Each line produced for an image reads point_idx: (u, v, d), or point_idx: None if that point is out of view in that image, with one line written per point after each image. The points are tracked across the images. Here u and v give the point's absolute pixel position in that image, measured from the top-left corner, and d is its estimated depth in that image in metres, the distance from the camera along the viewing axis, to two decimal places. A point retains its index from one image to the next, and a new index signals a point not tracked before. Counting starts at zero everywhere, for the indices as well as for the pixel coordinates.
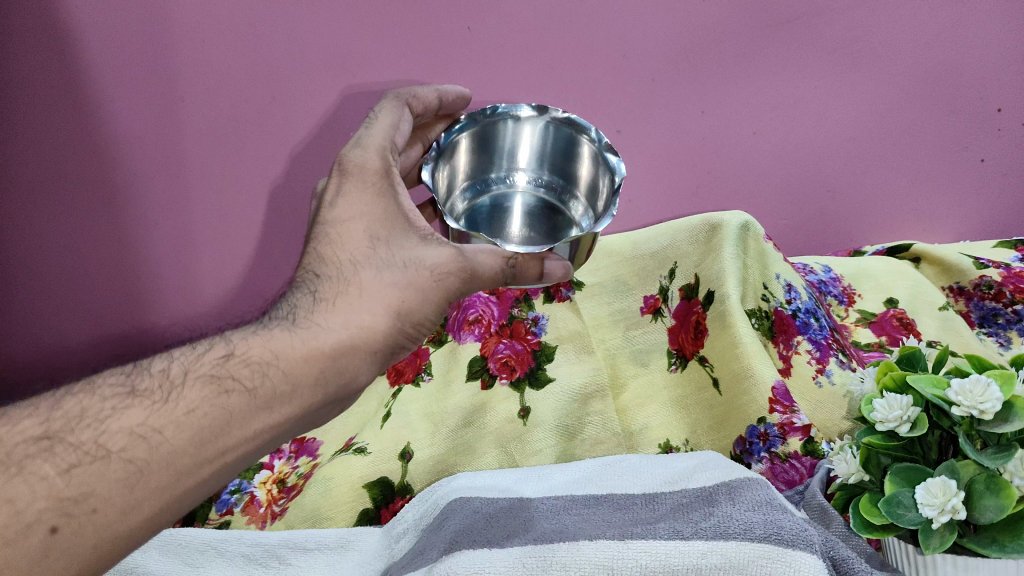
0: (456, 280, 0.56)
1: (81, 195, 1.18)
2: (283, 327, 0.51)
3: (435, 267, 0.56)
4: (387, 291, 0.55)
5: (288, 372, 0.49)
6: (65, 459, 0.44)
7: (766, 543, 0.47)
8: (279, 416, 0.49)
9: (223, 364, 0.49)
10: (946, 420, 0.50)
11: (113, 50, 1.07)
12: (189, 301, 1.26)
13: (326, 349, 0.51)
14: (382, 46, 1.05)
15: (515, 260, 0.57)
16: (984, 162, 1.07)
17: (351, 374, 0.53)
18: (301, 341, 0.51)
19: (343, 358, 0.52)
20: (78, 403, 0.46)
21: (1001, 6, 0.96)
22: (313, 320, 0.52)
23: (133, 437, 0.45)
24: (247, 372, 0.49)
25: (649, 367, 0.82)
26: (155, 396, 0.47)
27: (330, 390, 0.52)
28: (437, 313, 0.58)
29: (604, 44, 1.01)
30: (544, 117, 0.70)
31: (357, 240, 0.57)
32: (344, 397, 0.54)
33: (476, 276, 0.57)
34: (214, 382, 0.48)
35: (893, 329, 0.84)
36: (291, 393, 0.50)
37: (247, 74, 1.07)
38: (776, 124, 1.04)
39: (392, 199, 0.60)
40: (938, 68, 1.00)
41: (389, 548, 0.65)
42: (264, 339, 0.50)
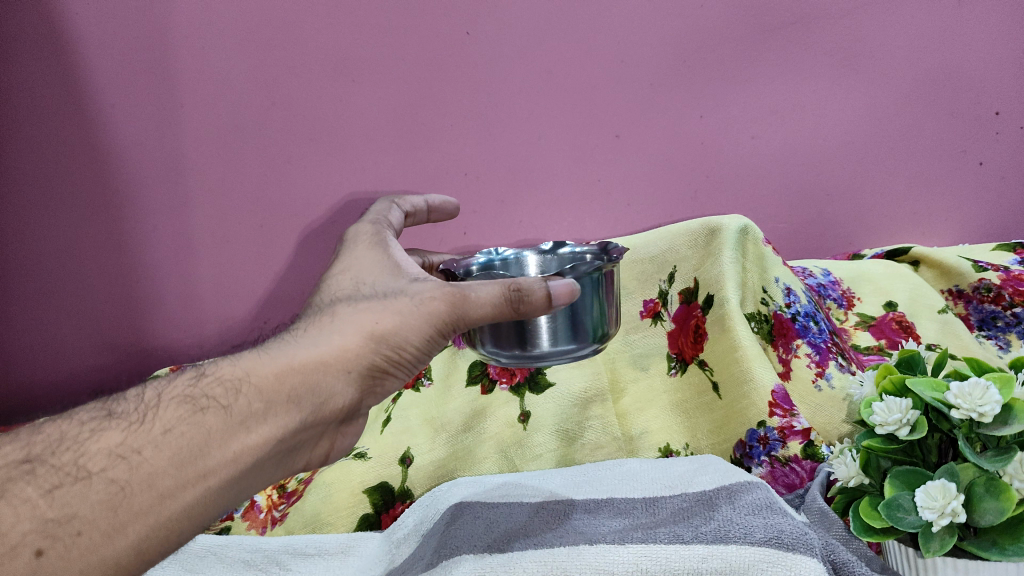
0: (443, 307, 0.53)
1: (87, 199, 1.20)
2: (253, 352, 0.51)
3: (422, 297, 0.54)
4: (362, 314, 0.53)
5: (261, 388, 0.48)
6: (48, 480, 0.43)
7: (767, 546, 0.46)
8: (255, 436, 0.47)
9: (195, 384, 0.48)
10: (945, 423, 0.50)
11: (133, 58, 1.12)
12: (179, 314, 1.22)
13: (298, 364, 0.50)
14: (388, 51, 1.08)
15: (519, 285, 0.52)
16: (983, 165, 1.04)
17: (326, 394, 0.50)
18: (272, 359, 0.50)
19: (318, 375, 0.50)
20: (58, 429, 0.46)
21: (985, 12, 0.99)
22: (287, 341, 0.52)
23: (112, 457, 0.44)
24: (221, 390, 0.48)
25: (648, 371, 0.82)
26: (132, 417, 0.46)
27: (307, 410, 0.49)
28: (427, 343, 0.54)
29: (601, 49, 1.04)
30: (549, 256, 0.66)
31: (341, 282, 0.57)
32: (323, 419, 0.51)
33: (467, 305, 0.53)
34: (190, 401, 0.47)
35: (893, 333, 0.84)
36: (265, 410, 0.48)
37: (254, 80, 1.11)
38: (775, 128, 1.05)
39: (383, 252, 0.61)
40: (931, 71, 1.01)
41: (389, 553, 0.64)
42: (236, 361, 0.50)
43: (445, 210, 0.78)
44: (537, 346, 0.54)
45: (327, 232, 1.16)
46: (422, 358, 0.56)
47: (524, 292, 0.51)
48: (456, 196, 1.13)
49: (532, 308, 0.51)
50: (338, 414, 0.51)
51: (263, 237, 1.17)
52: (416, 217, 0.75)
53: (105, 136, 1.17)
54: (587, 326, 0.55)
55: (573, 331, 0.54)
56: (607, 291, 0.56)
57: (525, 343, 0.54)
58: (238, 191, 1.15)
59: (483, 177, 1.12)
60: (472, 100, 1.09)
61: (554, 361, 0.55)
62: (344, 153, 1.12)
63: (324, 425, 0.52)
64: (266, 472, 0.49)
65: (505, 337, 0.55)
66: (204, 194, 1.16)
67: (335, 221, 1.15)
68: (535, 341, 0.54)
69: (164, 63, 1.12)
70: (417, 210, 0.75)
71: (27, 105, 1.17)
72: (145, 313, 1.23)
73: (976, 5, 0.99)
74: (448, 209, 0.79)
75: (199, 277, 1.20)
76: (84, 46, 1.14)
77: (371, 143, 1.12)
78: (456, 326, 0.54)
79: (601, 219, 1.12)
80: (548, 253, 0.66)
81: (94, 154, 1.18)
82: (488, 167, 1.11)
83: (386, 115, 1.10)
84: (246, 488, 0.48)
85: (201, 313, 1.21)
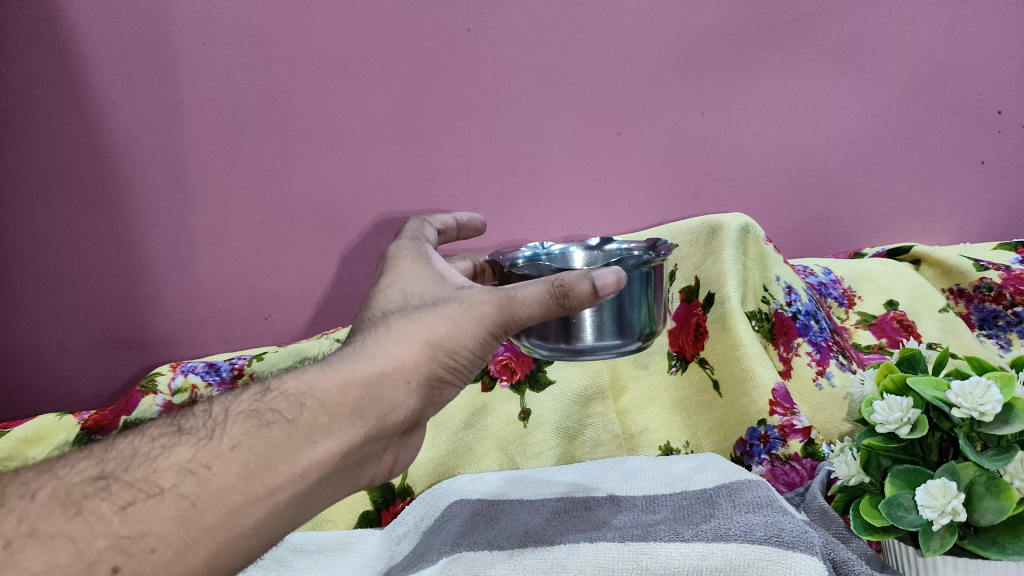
0: (492, 310, 0.52)
1: (82, 195, 1.18)
2: (316, 364, 0.49)
3: (471, 302, 0.52)
4: (418, 323, 0.51)
5: (324, 402, 0.46)
6: (121, 497, 0.42)
7: (767, 545, 0.46)
8: (321, 450, 0.45)
9: (261, 399, 0.47)
10: (945, 422, 0.50)
11: (131, 53, 1.12)
12: (180, 311, 1.21)
13: (359, 376, 0.48)
14: (389, 47, 1.08)
15: (563, 281, 0.51)
16: (984, 164, 1.06)
17: (389, 405, 0.48)
18: (334, 371, 0.48)
19: (381, 385, 0.48)
20: (130, 444, 0.45)
21: (981, 12, 1.01)
22: (347, 354, 0.50)
23: (182, 473, 0.43)
24: (286, 404, 0.46)
25: (648, 370, 0.82)
26: (200, 433, 0.45)
27: (371, 422, 0.47)
28: (481, 349, 0.52)
29: (602, 46, 1.04)
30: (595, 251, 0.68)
31: (389, 295, 0.55)
32: (386, 432, 0.49)
33: (515, 305, 0.52)
34: (256, 416, 0.46)
35: (893, 331, 0.84)
36: (329, 424, 0.46)
37: (253, 76, 1.10)
38: (776, 126, 1.05)
39: (426, 262, 0.59)
40: (931, 70, 1.03)
41: (389, 551, 0.64)
42: (299, 374, 0.48)
43: (473, 230, 0.78)
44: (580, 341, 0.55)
45: (330, 229, 1.16)
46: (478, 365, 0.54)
47: (568, 287, 0.51)
48: (457, 193, 1.13)
49: (577, 302, 0.51)
50: (400, 427, 0.49)
51: (263, 234, 1.17)
52: (447, 236, 0.74)
53: (103, 133, 1.15)
54: (632, 320, 0.55)
55: (617, 325, 0.55)
56: (655, 296, 0.57)
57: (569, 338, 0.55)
58: (239, 188, 1.15)
59: (484, 174, 1.12)
60: (472, 97, 1.09)
61: (598, 356, 0.55)
62: (345, 150, 1.12)
63: (386, 438, 0.50)
64: (331, 488, 0.47)
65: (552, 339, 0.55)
66: (203, 190, 1.15)
67: (337, 218, 1.15)
68: (578, 334, 0.54)
69: (164, 59, 1.11)
70: (447, 228, 0.74)
71: (22, 100, 1.15)
72: (145, 311, 1.22)
73: (979, 5, 1.01)
74: (478, 228, 0.78)
75: (201, 274, 1.19)
76: (79, 40, 1.12)
77: (372, 140, 1.11)
78: (506, 329, 0.53)
79: (602, 217, 1.12)
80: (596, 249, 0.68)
81: (92, 151, 1.16)
82: (488, 164, 1.11)
83: (388, 112, 1.10)
84: (313, 502, 0.46)
85: (203, 311, 1.21)
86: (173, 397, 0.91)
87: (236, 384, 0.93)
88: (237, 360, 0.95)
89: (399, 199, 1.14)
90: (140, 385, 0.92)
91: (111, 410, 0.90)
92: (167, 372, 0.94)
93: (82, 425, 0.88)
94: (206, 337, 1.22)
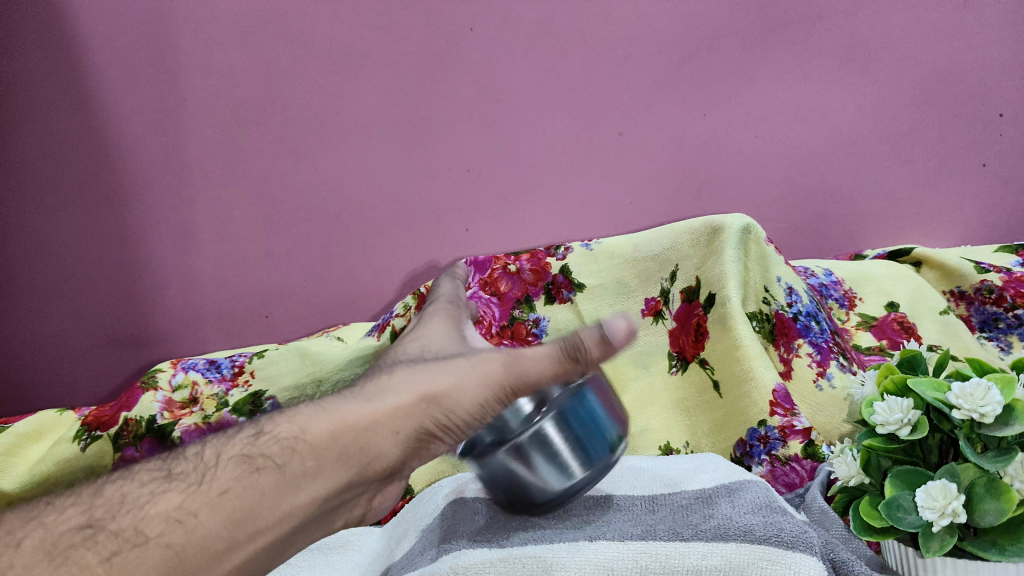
0: (498, 366, 0.52)
1: (83, 192, 1.18)
2: (310, 407, 0.50)
3: (477, 357, 0.53)
4: (422, 375, 0.52)
5: (313, 448, 0.47)
6: (106, 547, 0.43)
7: (767, 544, 0.46)
8: (303, 496, 0.47)
9: (253, 443, 0.48)
10: (946, 423, 0.50)
11: (134, 52, 1.12)
12: (181, 308, 1.21)
13: (350, 422, 0.48)
14: (391, 46, 1.08)
15: (572, 337, 0.51)
16: (986, 167, 1.06)
17: (375, 456, 0.48)
18: (327, 416, 0.49)
19: (371, 435, 0.48)
20: (119, 489, 0.46)
21: (981, 15, 1.01)
22: (343, 399, 0.51)
23: (169, 521, 0.44)
24: (275, 449, 0.47)
25: (649, 370, 0.82)
26: (190, 479, 0.46)
27: (352, 470, 0.48)
28: (485, 399, 0.52)
29: (604, 46, 1.04)
30: None
31: (408, 349, 0.59)
32: (368, 479, 0.50)
33: (520, 361, 0.52)
34: (247, 461, 0.47)
35: (893, 333, 0.84)
36: (315, 469, 0.47)
37: (255, 74, 1.11)
38: (776, 128, 1.05)
39: (455, 330, 0.65)
40: (932, 72, 1.03)
41: (390, 549, 0.63)
42: (292, 417, 0.49)
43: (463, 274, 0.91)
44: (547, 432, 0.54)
45: (330, 228, 1.16)
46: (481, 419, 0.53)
47: (579, 343, 0.50)
48: (457, 192, 1.13)
49: (587, 357, 0.50)
50: (382, 473, 0.49)
51: (264, 232, 1.16)
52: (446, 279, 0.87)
53: (105, 130, 1.15)
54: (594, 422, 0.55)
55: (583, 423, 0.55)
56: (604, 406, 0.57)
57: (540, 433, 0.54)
58: (240, 186, 1.15)
59: (484, 174, 1.12)
60: (474, 96, 1.09)
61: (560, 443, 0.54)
62: (346, 149, 1.12)
63: (369, 483, 0.50)
64: (308, 528, 0.49)
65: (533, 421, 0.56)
66: (204, 188, 1.15)
67: (337, 216, 1.15)
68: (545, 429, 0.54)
69: (166, 57, 1.12)
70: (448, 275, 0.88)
71: (25, 97, 1.15)
72: (145, 308, 1.22)
73: (981, 8, 1.01)
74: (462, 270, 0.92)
75: (201, 271, 1.19)
76: (82, 38, 1.12)
77: (373, 139, 1.11)
78: (513, 390, 0.52)
79: (602, 217, 1.12)
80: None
81: (93, 148, 1.16)
82: (489, 164, 1.11)
83: (389, 110, 1.10)
84: (288, 542, 0.49)
85: (203, 308, 1.21)
86: (173, 395, 0.91)
87: (236, 381, 0.93)
88: (237, 358, 0.96)
89: (399, 197, 1.14)
90: (140, 381, 0.92)
91: (111, 406, 0.90)
92: (167, 369, 0.94)
93: (82, 421, 0.88)
94: (205, 334, 1.22)
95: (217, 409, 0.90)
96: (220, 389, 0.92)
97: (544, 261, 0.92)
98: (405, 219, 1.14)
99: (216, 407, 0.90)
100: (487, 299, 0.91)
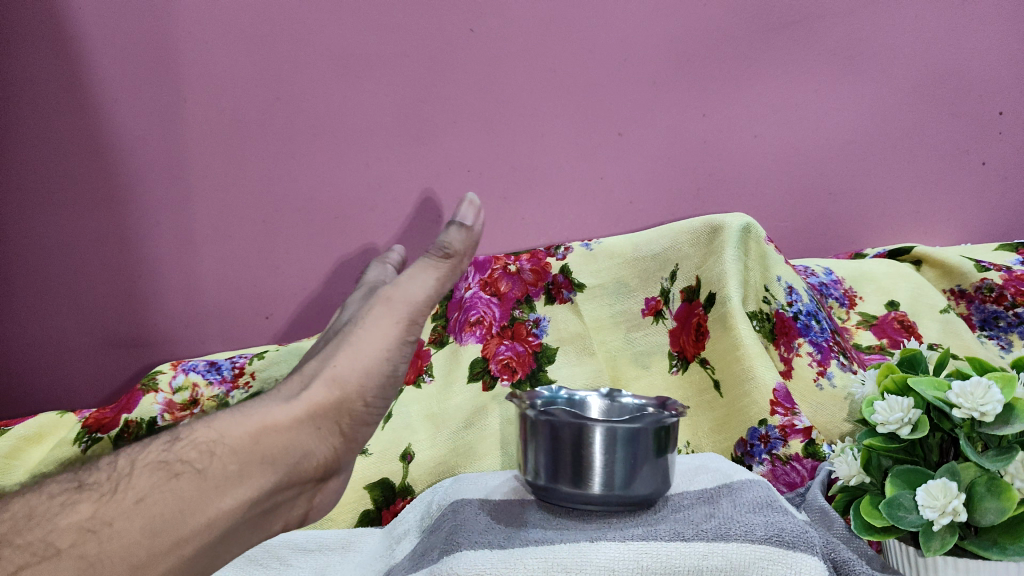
0: (390, 311, 0.63)
1: (82, 193, 1.17)
2: (227, 413, 0.52)
3: (371, 317, 0.63)
4: (330, 365, 0.57)
5: (235, 450, 0.49)
6: (13, 560, 0.42)
7: (767, 544, 0.47)
8: (230, 501, 0.47)
9: (170, 449, 0.49)
10: (946, 423, 0.50)
11: (138, 54, 1.13)
12: (170, 312, 1.17)
13: (269, 424, 0.51)
14: (394, 48, 1.10)
15: (442, 247, 0.69)
16: (986, 165, 1.06)
17: (301, 451, 0.51)
18: (246, 419, 0.51)
19: (294, 434, 0.51)
20: (25, 504, 0.45)
21: (970, 18, 1.05)
22: (259, 403, 0.53)
23: (82, 532, 0.44)
24: (195, 454, 0.48)
25: (649, 370, 0.82)
26: (104, 489, 0.46)
27: (280, 472, 0.50)
28: (397, 348, 0.61)
29: (605, 48, 1.07)
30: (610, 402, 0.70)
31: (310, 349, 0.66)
32: (299, 480, 0.52)
33: (409, 295, 0.65)
34: (164, 468, 0.47)
35: (894, 332, 0.84)
36: (240, 472, 0.48)
37: (258, 75, 1.11)
38: (775, 127, 1.06)
39: (343, 317, 0.73)
40: (927, 73, 1.05)
41: (390, 550, 0.63)
42: (211, 423, 0.51)
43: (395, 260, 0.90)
44: (591, 433, 0.56)
45: (329, 229, 1.13)
46: (397, 375, 0.61)
47: (447, 246, 0.69)
48: (456, 192, 1.12)
49: (459, 252, 0.70)
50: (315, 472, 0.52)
51: (264, 233, 1.14)
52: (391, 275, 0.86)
53: (104, 132, 1.15)
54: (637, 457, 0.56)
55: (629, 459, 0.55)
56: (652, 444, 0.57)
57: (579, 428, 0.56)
58: (239, 186, 1.14)
59: (486, 174, 1.10)
60: (474, 96, 1.09)
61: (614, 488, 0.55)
62: (346, 149, 1.12)
63: (300, 485, 0.52)
64: (241, 539, 0.49)
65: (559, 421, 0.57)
66: (204, 188, 1.14)
67: (337, 218, 1.13)
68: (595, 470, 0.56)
69: (169, 59, 1.13)
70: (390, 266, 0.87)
71: (25, 99, 1.16)
72: (135, 311, 1.18)
73: (968, 12, 1.05)
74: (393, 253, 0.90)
75: (194, 273, 1.16)
76: (87, 41, 1.14)
77: (372, 140, 1.11)
78: (411, 317, 0.64)
79: (603, 216, 1.09)
80: (609, 400, 0.70)
81: (93, 149, 1.16)
82: (490, 163, 1.10)
83: (390, 111, 1.11)
84: (222, 556, 0.48)
85: (194, 312, 1.17)
86: (173, 397, 0.91)
87: (236, 383, 0.93)
88: (237, 359, 0.95)
89: (398, 197, 1.12)
90: (140, 383, 0.92)
91: (111, 407, 0.90)
92: (168, 371, 0.94)
93: (82, 423, 0.87)
94: (195, 340, 1.18)
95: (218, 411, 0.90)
96: (220, 390, 0.92)
97: (544, 261, 0.92)
98: (403, 219, 1.13)
99: (216, 409, 0.90)
100: (488, 299, 0.91)
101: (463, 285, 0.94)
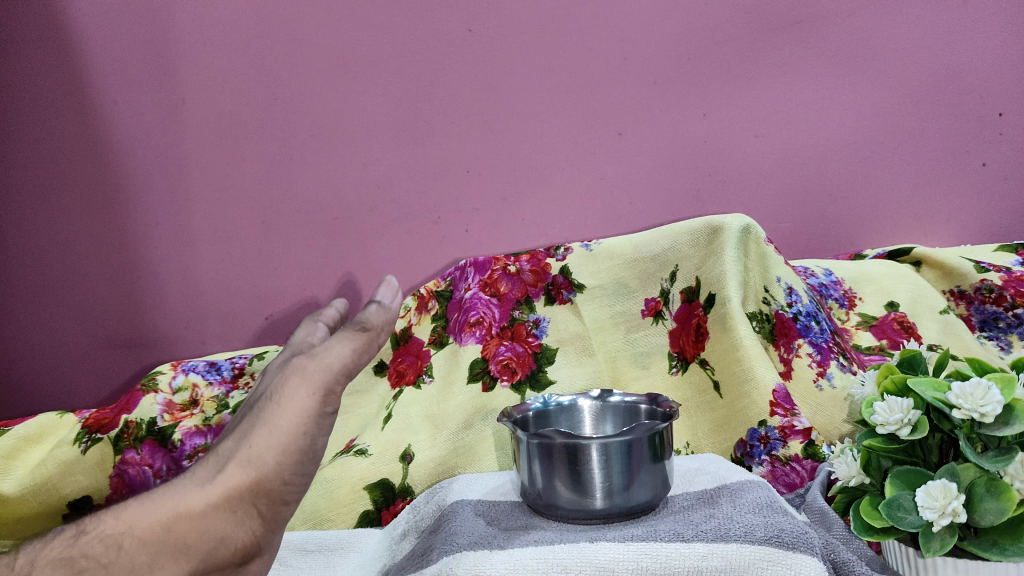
0: (310, 380, 0.54)
1: (81, 194, 1.17)
2: (138, 499, 0.45)
3: (287, 389, 0.53)
4: (247, 440, 0.49)
5: (145, 540, 0.43)
6: None
7: (767, 545, 0.47)
8: None
9: (76, 542, 0.43)
10: (946, 423, 0.50)
11: (138, 54, 1.13)
12: (170, 313, 1.17)
13: (182, 510, 0.44)
14: (394, 48, 1.10)
15: (361, 321, 0.61)
16: (986, 166, 1.06)
17: (218, 538, 0.44)
18: (158, 505, 0.44)
19: (207, 522, 0.44)
20: None
21: (966, 19, 1.05)
22: (169, 486, 0.46)
23: None
24: (101, 547, 0.42)
25: (649, 370, 0.82)
26: None
27: (197, 561, 0.44)
28: (317, 426, 0.51)
29: (603, 47, 1.07)
30: (601, 403, 0.70)
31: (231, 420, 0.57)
32: (218, 567, 0.45)
33: (331, 364, 0.55)
34: (66, 565, 0.41)
35: (893, 333, 0.84)
36: (150, 564, 0.42)
37: (258, 75, 1.12)
38: (774, 128, 1.06)
39: (262, 381, 0.63)
40: (926, 73, 1.06)
41: (390, 550, 0.64)
42: (119, 512, 0.44)
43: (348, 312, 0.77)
44: (587, 450, 0.55)
45: (328, 229, 1.13)
46: (318, 458, 0.51)
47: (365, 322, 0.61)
48: (456, 193, 1.11)
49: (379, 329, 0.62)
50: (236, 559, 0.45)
51: (261, 234, 1.14)
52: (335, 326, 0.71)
53: (105, 132, 1.16)
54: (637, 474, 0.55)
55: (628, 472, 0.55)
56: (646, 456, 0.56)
57: (574, 447, 0.55)
58: (239, 187, 1.14)
59: (485, 175, 1.10)
60: (474, 96, 1.10)
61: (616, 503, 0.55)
62: (346, 149, 1.12)
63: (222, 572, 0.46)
64: None
65: (552, 443, 0.56)
66: (203, 188, 1.14)
67: (336, 218, 1.13)
68: (596, 487, 0.55)
69: (169, 59, 1.13)
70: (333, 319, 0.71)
71: (27, 99, 1.16)
72: (135, 311, 1.18)
73: (965, 12, 1.05)
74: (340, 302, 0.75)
75: (194, 274, 1.16)
76: (87, 41, 1.14)
77: (372, 140, 1.11)
78: (331, 386, 0.54)
79: (602, 217, 1.09)
80: (599, 402, 0.70)
81: (94, 149, 1.16)
82: (490, 163, 1.10)
83: (390, 112, 1.11)
84: None
85: (193, 312, 1.17)
86: (173, 397, 0.91)
87: (236, 383, 0.93)
88: (237, 360, 0.96)
89: (398, 197, 1.12)
90: (140, 384, 0.92)
91: (111, 408, 0.90)
92: (167, 371, 0.94)
93: (82, 423, 0.87)
94: (193, 340, 1.17)
95: (218, 411, 0.90)
96: (220, 390, 0.92)
97: (544, 262, 0.92)
98: (402, 220, 1.12)
99: (216, 409, 0.90)
100: (487, 300, 0.91)
101: (463, 286, 0.94)
